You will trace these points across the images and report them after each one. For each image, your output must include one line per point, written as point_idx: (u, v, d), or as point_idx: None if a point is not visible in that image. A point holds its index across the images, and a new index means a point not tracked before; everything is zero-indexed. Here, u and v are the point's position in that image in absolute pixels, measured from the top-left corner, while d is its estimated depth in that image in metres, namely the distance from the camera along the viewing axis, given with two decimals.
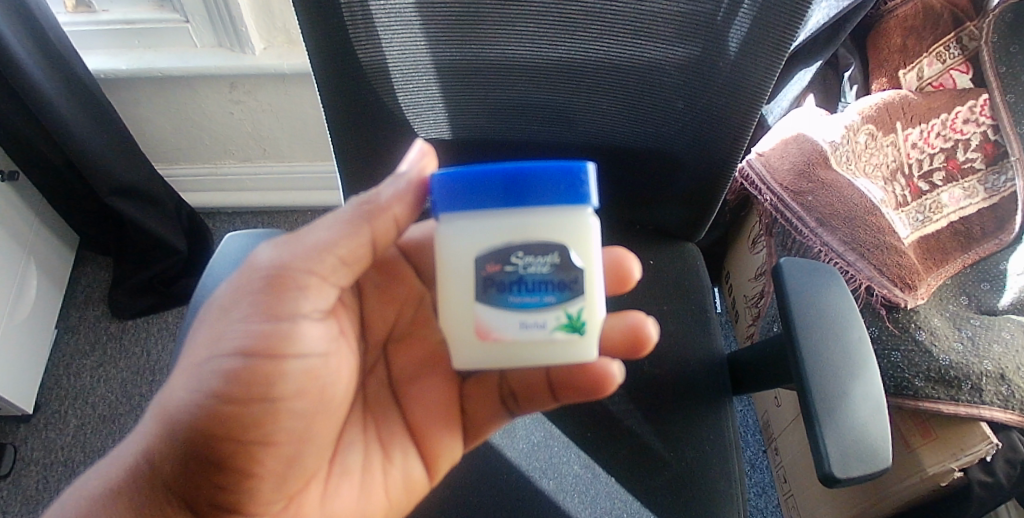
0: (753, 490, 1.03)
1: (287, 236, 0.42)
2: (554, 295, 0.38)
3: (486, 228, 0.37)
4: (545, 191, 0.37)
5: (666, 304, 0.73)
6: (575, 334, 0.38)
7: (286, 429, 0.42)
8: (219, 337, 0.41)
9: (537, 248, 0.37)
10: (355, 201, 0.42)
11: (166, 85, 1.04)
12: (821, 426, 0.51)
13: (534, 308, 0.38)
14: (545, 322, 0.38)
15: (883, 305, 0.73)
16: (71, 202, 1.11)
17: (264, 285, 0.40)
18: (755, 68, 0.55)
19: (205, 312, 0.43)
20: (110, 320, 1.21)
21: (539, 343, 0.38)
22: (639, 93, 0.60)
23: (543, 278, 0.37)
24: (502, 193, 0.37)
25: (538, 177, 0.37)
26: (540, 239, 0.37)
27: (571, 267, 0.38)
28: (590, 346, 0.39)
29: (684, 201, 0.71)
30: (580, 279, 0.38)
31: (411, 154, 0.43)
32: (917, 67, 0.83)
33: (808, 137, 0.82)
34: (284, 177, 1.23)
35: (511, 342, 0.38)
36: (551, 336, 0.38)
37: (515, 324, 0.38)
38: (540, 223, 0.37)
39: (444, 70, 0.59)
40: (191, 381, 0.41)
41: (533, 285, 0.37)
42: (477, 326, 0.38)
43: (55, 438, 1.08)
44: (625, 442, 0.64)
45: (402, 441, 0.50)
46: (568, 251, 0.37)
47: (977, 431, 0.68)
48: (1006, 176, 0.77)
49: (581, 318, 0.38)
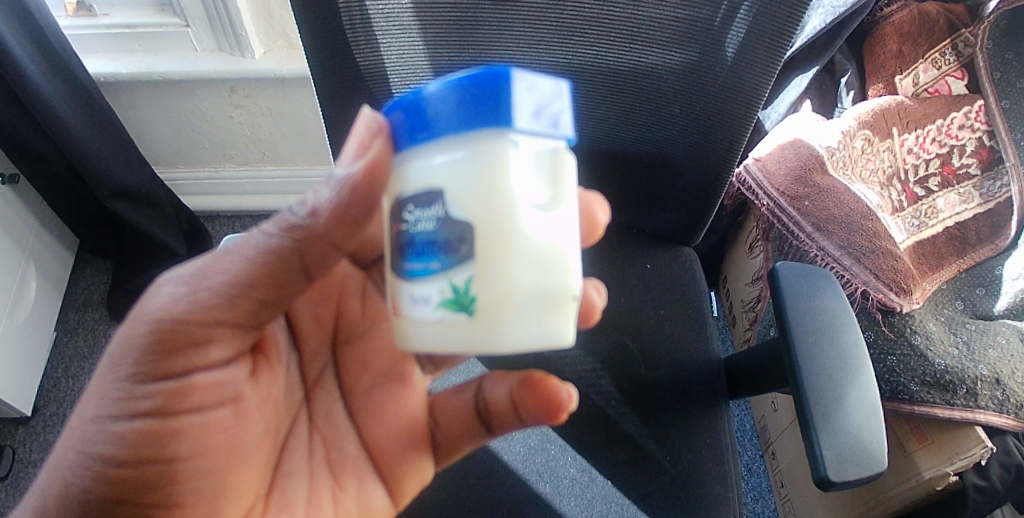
0: (749, 495, 1.03)
1: (181, 276, 0.39)
2: (439, 261, 0.33)
3: (396, 178, 0.36)
4: (441, 120, 0.33)
5: (663, 308, 0.73)
6: (462, 312, 0.32)
7: (195, 490, 0.41)
8: (101, 391, 0.39)
9: (425, 196, 0.33)
10: (284, 224, 0.38)
11: (166, 89, 1.04)
12: (816, 430, 0.52)
13: (421, 277, 0.34)
14: (430, 295, 0.33)
15: (879, 310, 0.74)
16: (70, 206, 1.11)
17: (151, 341, 0.38)
18: (751, 73, 0.55)
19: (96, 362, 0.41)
20: (108, 323, 1.21)
21: (431, 322, 0.34)
22: (633, 97, 0.60)
23: (428, 236, 0.33)
24: (409, 126, 0.35)
25: (436, 101, 0.33)
26: (425, 186, 0.33)
27: (446, 210, 0.33)
28: (485, 325, 0.32)
29: (680, 206, 0.71)
30: (464, 238, 0.32)
31: (352, 147, 0.37)
32: (913, 72, 0.84)
33: (804, 143, 0.81)
34: (285, 182, 1.24)
35: (411, 319, 0.35)
36: (436, 314, 0.33)
37: (416, 304, 0.34)
38: (430, 165, 0.33)
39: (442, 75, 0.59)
40: (78, 442, 0.40)
41: (419, 248, 0.34)
42: (399, 309, 0.36)
43: (52, 441, 1.08)
44: (619, 446, 0.64)
45: (353, 464, 0.49)
46: (448, 200, 0.32)
47: (972, 434, 0.69)
48: (1002, 182, 0.79)
49: (468, 291, 0.32)
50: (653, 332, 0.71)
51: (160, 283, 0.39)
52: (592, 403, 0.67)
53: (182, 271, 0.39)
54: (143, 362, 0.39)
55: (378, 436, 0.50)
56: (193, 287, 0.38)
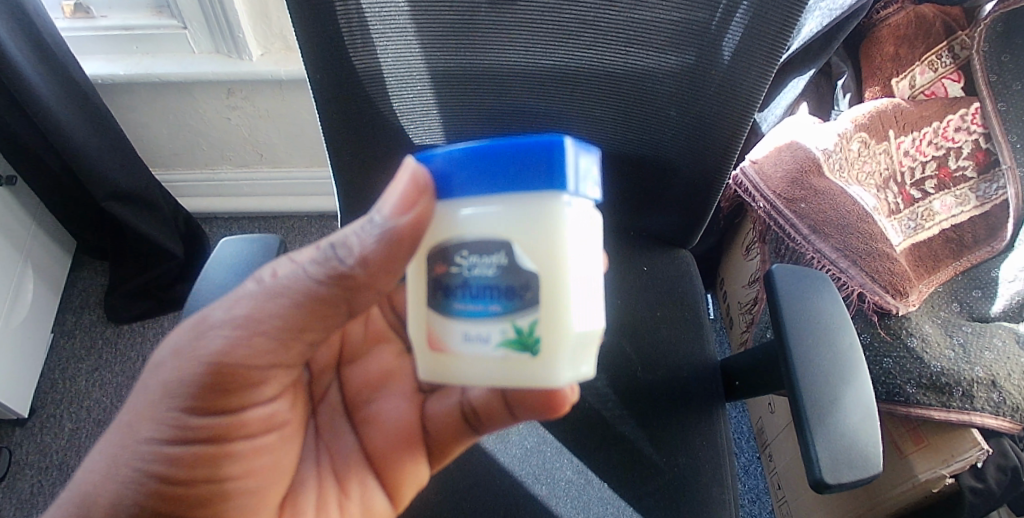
0: (747, 497, 1.03)
1: (223, 311, 0.41)
2: (500, 304, 0.36)
3: (443, 220, 0.38)
4: (504, 175, 0.36)
5: (660, 310, 0.73)
6: (525, 352, 0.36)
7: (237, 507, 0.44)
8: (153, 415, 0.42)
9: (484, 242, 0.36)
10: (324, 266, 0.40)
11: (164, 91, 1.04)
12: (811, 433, 0.52)
13: (477, 317, 0.37)
14: (490, 335, 0.36)
15: (875, 312, 0.74)
16: (68, 208, 1.11)
17: (203, 370, 0.41)
18: (747, 76, 0.56)
19: (143, 382, 0.43)
20: (105, 325, 1.21)
21: (480, 355, 0.37)
22: (631, 101, 0.61)
23: (489, 281, 0.36)
24: (464, 176, 0.37)
25: (499, 158, 0.36)
26: (484, 235, 0.36)
27: (511, 257, 0.35)
28: (545, 364, 0.36)
29: (677, 208, 0.72)
30: (528, 286, 0.35)
31: (391, 190, 0.38)
32: (910, 75, 0.84)
33: (801, 145, 0.81)
34: (282, 183, 1.24)
35: (461, 355, 0.38)
36: (495, 352, 0.36)
37: (460, 337, 0.37)
38: (491, 215, 0.36)
39: (438, 76, 0.60)
40: (128, 460, 0.42)
41: (477, 291, 0.36)
42: (433, 339, 0.39)
43: (49, 442, 1.08)
44: (616, 448, 0.64)
45: (358, 470, 0.51)
46: (513, 250, 0.35)
47: (968, 436, 0.69)
48: (998, 185, 0.79)
49: (531, 333, 0.36)
50: (649, 334, 0.72)
51: (210, 318, 0.42)
52: (588, 405, 0.67)
53: (223, 308, 0.41)
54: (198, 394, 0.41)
55: (376, 440, 0.52)
56: (247, 329, 0.41)
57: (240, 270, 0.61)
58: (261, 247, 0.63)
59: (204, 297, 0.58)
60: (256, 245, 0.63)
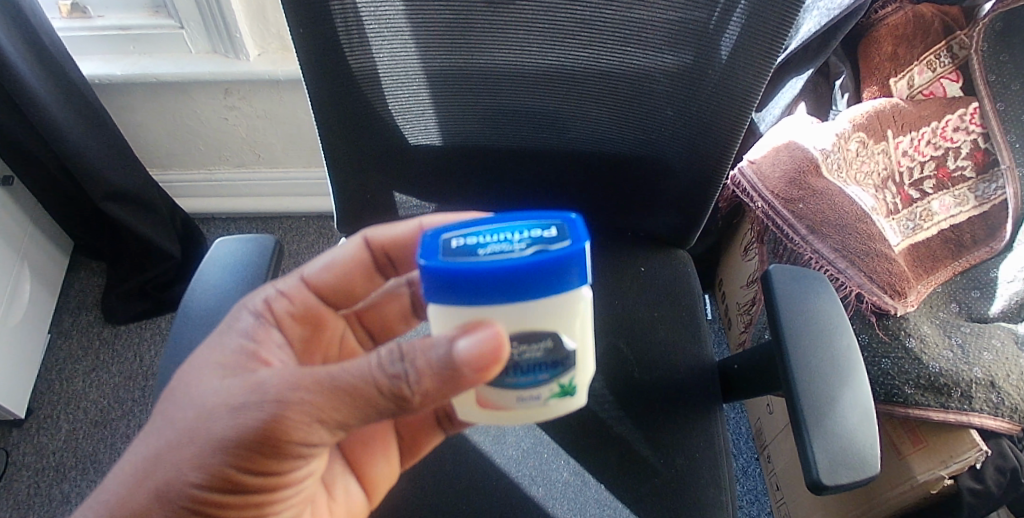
0: (745, 498, 1.03)
1: (238, 345, 0.45)
2: (548, 373, 0.38)
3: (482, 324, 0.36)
4: (552, 285, 0.35)
5: (657, 311, 0.73)
6: (568, 396, 0.40)
7: None
8: (188, 466, 0.40)
9: (531, 334, 0.37)
10: (391, 380, 0.36)
11: (161, 90, 1.04)
12: (809, 434, 0.51)
13: (528, 385, 0.38)
14: (540, 394, 0.39)
15: (873, 312, 0.73)
16: (65, 208, 1.11)
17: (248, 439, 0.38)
18: (744, 75, 0.55)
19: (181, 417, 0.40)
20: (102, 325, 1.21)
21: (527, 409, 0.39)
22: (628, 100, 0.60)
23: (538, 360, 0.38)
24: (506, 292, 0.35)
25: (546, 271, 0.34)
26: (531, 328, 0.37)
27: (560, 344, 0.37)
28: (583, 397, 0.41)
29: (674, 208, 0.71)
30: (572, 355, 0.38)
31: (474, 340, 0.34)
32: (908, 75, 0.83)
33: (798, 145, 0.80)
34: (280, 183, 1.23)
35: (508, 411, 0.40)
36: (545, 403, 0.40)
37: (511, 397, 0.39)
38: (538, 315, 0.36)
39: (434, 75, 0.59)
40: (162, 492, 0.40)
41: (528, 369, 0.38)
42: (478, 397, 0.40)
43: (46, 443, 1.08)
44: (613, 449, 0.64)
45: (339, 470, 0.53)
46: (559, 335, 0.37)
47: (966, 438, 0.68)
48: (997, 185, 0.79)
49: (572, 383, 0.39)
50: (646, 334, 0.71)
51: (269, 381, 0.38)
52: (585, 406, 0.66)
53: (235, 341, 0.45)
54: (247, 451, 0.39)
55: (355, 442, 0.54)
56: (311, 406, 0.37)
57: (235, 272, 0.61)
58: (256, 248, 0.63)
59: (200, 298, 0.58)
60: (252, 245, 0.63)
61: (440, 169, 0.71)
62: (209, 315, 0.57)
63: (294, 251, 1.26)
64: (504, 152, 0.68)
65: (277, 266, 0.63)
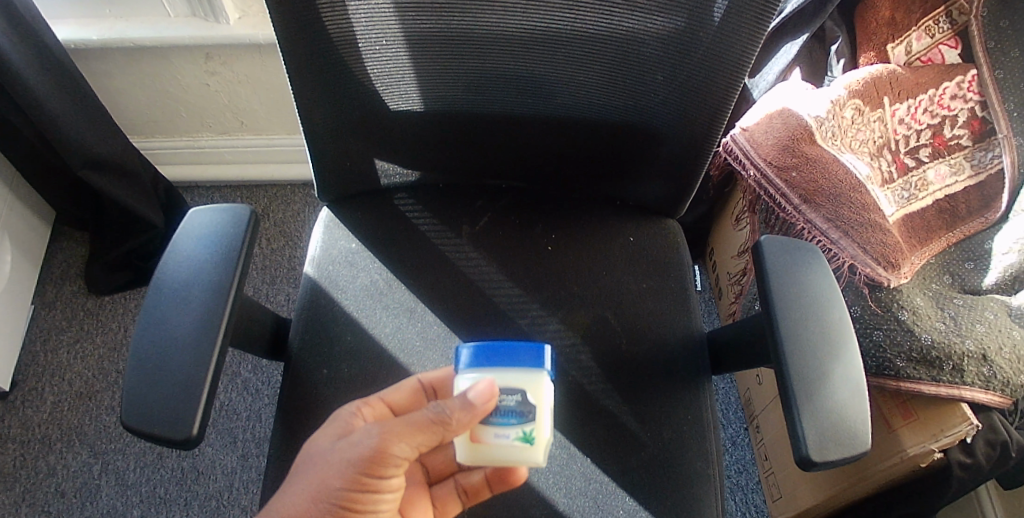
0: (733, 468, 1.02)
1: (350, 413, 0.53)
2: (516, 420, 0.46)
3: (475, 378, 0.47)
4: (524, 354, 0.47)
5: (646, 282, 0.71)
6: (528, 444, 0.47)
7: None
8: (324, 498, 0.47)
9: (504, 389, 0.47)
10: (434, 410, 0.47)
11: (140, 57, 1.01)
12: (799, 410, 0.50)
13: (501, 423, 0.47)
14: (508, 433, 0.47)
15: (867, 284, 0.72)
16: (43, 178, 1.08)
17: (363, 466, 0.47)
18: (738, 36, 0.53)
19: (329, 449, 0.49)
20: (86, 296, 1.19)
21: (504, 448, 0.47)
22: (617, 65, 0.58)
23: (507, 408, 0.46)
24: (496, 356, 0.47)
25: (521, 347, 0.47)
26: (506, 385, 0.47)
27: (526, 401, 0.46)
28: (540, 454, 0.47)
29: (664, 176, 0.69)
30: (533, 411, 0.46)
31: (471, 386, 0.46)
32: (906, 41, 0.81)
33: (792, 112, 0.78)
34: (264, 150, 1.22)
35: (489, 447, 0.47)
36: (511, 443, 0.47)
37: (488, 432, 0.47)
38: (513, 377, 0.47)
39: (413, 39, 0.57)
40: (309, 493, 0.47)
41: (503, 412, 0.46)
42: (470, 432, 0.48)
43: (32, 415, 1.08)
44: (598, 423, 0.63)
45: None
46: (527, 394, 0.46)
47: (958, 411, 0.68)
48: (993, 153, 0.78)
49: (533, 434, 0.47)
50: (635, 306, 0.70)
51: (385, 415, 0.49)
52: (570, 378, 0.65)
53: (346, 411, 0.54)
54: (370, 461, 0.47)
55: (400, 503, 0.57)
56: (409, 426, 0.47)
57: (209, 242, 0.59)
58: (231, 218, 0.61)
59: (172, 269, 0.57)
60: (222, 214, 0.61)
61: (424, 136, 0.69)
62: (180, 288, 0.56)
63: (279, 220, 1.24)
64: (489, 119, 0.66)
65: (255, 235, 0.61)
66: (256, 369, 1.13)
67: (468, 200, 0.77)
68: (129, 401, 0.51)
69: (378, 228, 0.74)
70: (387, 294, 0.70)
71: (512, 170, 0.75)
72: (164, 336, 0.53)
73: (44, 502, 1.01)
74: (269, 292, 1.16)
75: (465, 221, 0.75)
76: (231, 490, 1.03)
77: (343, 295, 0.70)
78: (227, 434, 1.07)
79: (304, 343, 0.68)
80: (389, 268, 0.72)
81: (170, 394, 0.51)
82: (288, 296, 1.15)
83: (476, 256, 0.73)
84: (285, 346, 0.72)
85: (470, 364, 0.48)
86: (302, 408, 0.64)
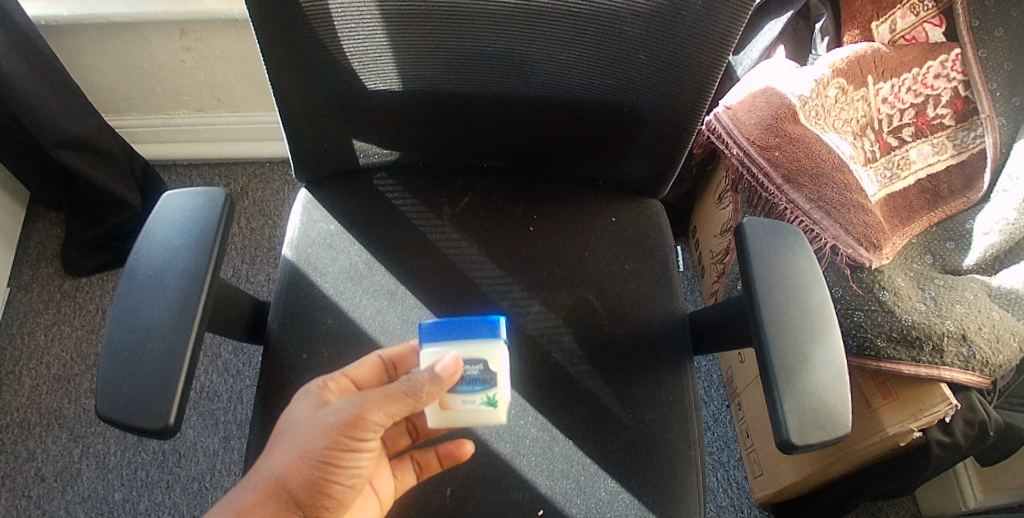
0: (715, 444, 1.02)
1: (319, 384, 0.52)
2: (480, 387, 0.48)
3: (437, 353, 0.48)
4: (481, 325, 0.48)
5: (627, 263, 0.71)
6: (492, 406, 0.49)
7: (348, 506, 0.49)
8: (310, 455, 0.46)
9: (468, 360, 0.48)
10: (405, 381, 0.47)
11: (113, 34, 0.98)
12: (781, 395, 0.50)
13: (466, 390, 0.49)
14: (474, 399, 0.49)
15: (847, 265, 0.73)
16: (16, 158, 1.05)
17: (343, 428, 0.46)
18: (721, 14, 0.52)
19: (313, 414, 0.48)
20: (63, 278, 1.17)
21: (472, 412, 0.49)
22: (599, 44, 0.57)
23: (470, 377, 0.48)
24: (454, 330, 0.49)
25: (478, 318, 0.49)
26: (467, 356, 0.48)
27: (488, 369, 0.48)
28: (502, 413, 0.50)
29: (647, 155, 0.68)
30: (495, 377, 0.49)
31: (437, 361, 0.47)
32: (891, 19, 0.80)
33: (776, 91, 0.78)
34: (241, 128, 1.20)
35: (457, 412, 0.49)
36: (477, 407, 0.49)
37: (455, 398, 0.49)
38: (473, 348, 0.48)
39: (390, 15, 0.56)
40: (295, 451, 0.47)
41: (468, 381, 0.48)
42: (439, 401, 0.49)
43: (9, 400, 1.06)
44: (580, 406, 0.62)
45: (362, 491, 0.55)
46: (488, 363, 0.48)
47: (937, 392, 0.68)
48: (976, 133, 0.78)
49: (495, 397, 0.49)
50: (618, 288, 0.69)
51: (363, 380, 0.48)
52: (552, 360, 0.65)
53: (315, 382, 0.53)
54: (353, 421, 0.46)
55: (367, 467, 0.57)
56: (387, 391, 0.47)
57: (180, 229, 0.57)
58: (205, 200, 0.59)
59: (144, 254, 0.55)
60: (196, 196, 0.59)
61: (403, 116, 0.67)
62: (153, 275, 0.54)
63: (259, 199, 1.22)
64: (469, 99, 0.65)
65: (230, 218, 0.59)
66: (237, 350, 1.12)
67: (448, 180, 0.76)
68: (104, 386, 0.50)
69: (358, 210, 0.73)
70: (366, 277, 0.69)
71: (492, 149, 0.73)
72: (135, 322, 0.52)
73: (24, 487, 1.00)
74: (249, 273, 1.14)
75: (445, 201, 0.74)
76: (213, 472, 1.02)
77: (321, 277, 0.69)
78: (209, 416, 1.06)
79: (282, 325, 0.66)
80: (368, 251, 0.70)
81: (142, 378, 0.49)
82: (269, 276, 1.14)
83: (458, 237, 0.72)
84: (263, 328, 0.70)
85: (431, 340, 0.49)
86: (280, 391, 0.63)
